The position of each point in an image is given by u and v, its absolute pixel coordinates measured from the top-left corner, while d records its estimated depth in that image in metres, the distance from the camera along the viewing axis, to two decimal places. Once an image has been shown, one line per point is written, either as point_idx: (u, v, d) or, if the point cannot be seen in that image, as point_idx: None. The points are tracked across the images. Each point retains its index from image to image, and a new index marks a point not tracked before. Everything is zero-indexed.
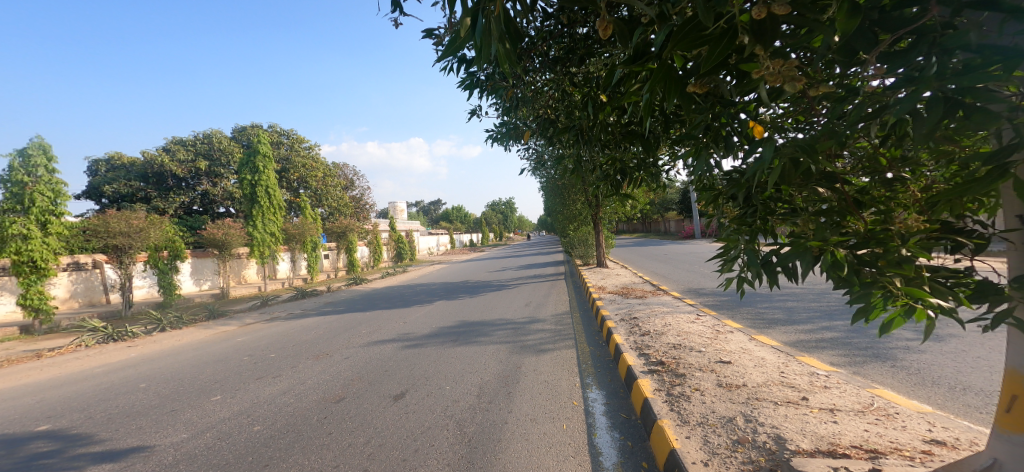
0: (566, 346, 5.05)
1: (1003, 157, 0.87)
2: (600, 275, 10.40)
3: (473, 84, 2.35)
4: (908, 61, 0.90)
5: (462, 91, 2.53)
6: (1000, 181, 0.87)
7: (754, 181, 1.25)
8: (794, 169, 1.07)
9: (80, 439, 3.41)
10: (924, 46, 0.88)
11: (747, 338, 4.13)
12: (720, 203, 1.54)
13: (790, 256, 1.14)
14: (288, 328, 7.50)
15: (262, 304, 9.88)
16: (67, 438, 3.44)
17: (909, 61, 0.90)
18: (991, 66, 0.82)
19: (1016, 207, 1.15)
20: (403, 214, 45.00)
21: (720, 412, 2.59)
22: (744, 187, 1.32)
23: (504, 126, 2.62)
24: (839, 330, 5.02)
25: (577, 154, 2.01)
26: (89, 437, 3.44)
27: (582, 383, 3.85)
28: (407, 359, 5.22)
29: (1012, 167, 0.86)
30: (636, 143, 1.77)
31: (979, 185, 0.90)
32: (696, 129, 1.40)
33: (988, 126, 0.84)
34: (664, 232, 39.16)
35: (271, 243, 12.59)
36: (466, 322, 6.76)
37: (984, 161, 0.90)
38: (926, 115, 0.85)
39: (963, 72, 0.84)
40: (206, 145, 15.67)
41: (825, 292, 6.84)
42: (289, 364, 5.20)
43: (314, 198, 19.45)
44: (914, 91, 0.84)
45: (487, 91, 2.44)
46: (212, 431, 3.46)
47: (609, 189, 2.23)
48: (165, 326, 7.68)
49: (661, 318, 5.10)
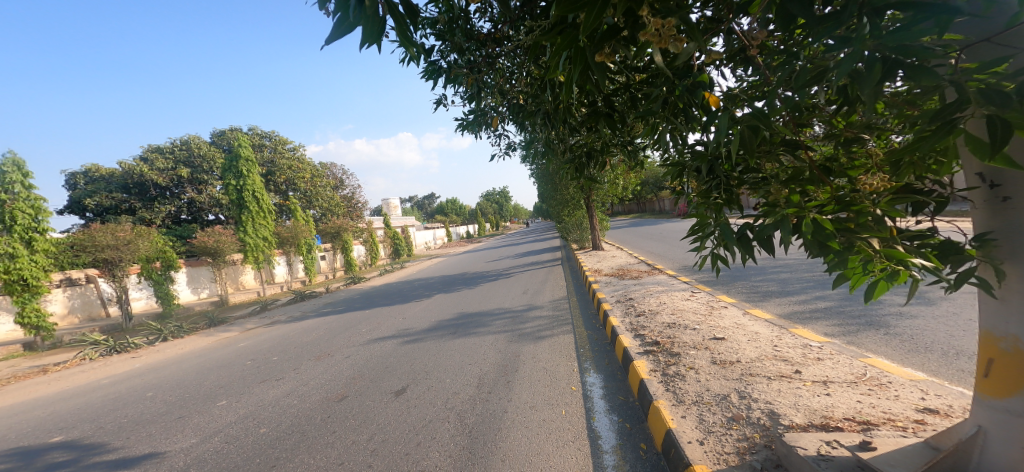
0: (564, 331, 5.06)
1: (950, 114, 0.85)
2: (595, 258, 10.42)
3: (434, 72, 2.29)
4: (840, 25, 0.87)
5: (425, 81, 2.46)
6: (949, 136, 0.86)
7: (715, 153, 1.22)
8: (752, 137, 1.06)
9: (95, 447, 3.41)
10: (852, 7, 0.86)
11: (740, 313, 4.15)
12: (686, 176, 1.49)
13: (768, 227, 1.10)
14: (287, 330, 7.49)
15: (261, 309, 9.86)
16: (83, 447, 3.43)
17: (840, 25, 0.87)
18: (922, 23, 0.80)
19: (973, 163, 1.15)
20: (396, 210, 44.76)
21: (715, 389, 2.58)
22: (706, 160, 1.28)
23: (470, 114, 2.56)
24: (832, 299, 5.06)
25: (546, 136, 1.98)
26: (103, 446, 3.44)
27: (580, 368, 3.84)
28: (407, 354, 5.23)
29: (960, 123, 0.85)
30: (602, 123, 1.74)
31: (930, 142, 0.89)
32: (654, 104, 1.36)
33: (926, 83, 0.83)
34: (658, 212, 39.34)
35: (265, 247, 12.55)
36: (464, 314, 6.76)
37: (931, 120, 0.88)
38: (868, 76, 0.84)
39: (896, 34, 0.82)
40: (185, 152, 15.44)
41: (816, 263, 6.89)
42: (291, 366, 5.20)
43: (304, 200, 19.32)
44: (853, 53, 0.82)
45: (450, 80, 2.38)
46: (220, 435, 3.45)
47: (584, 170, 2.19)
48: (167, 335, 7.65)
49: (655, 297, 5.12)
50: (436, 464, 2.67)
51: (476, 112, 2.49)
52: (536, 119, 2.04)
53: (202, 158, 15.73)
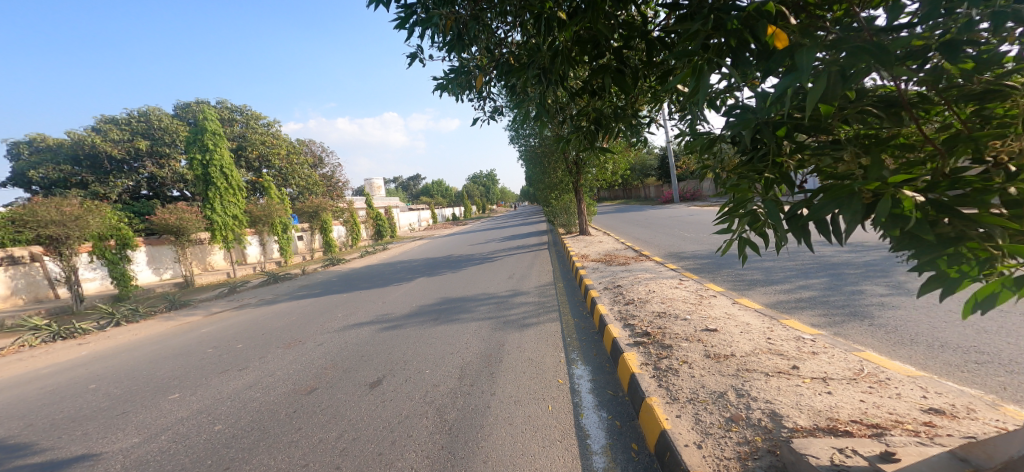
0: (550, 319, 4.92)
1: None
2: (581, 243, 10.31)
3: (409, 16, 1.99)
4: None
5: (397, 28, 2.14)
6: None
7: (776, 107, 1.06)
8: (840, 84, 0.94)
9: (19, 449, 3.09)
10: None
11: (730, 302, 4.08)
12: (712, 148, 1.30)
13: (827, 205, 0.96)
14: (257, 314, 7.14)
15: (230, 291, 9.38)
16: (5, 449, 3.10)
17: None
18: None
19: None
20: (378, 191, 43.70)
21: (711, 386, 2.47)
22: (751, 127, 1.08)
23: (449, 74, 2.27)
24: (817, 289, 5.05)
25: (539, 102, 1.76)
26: (28, 447, 3.11)
27: (567, 359, 3.72)
28: (385, 342, 5.00)
29: None
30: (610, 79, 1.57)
31: None
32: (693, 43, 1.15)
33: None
34: (642, 198, 39.70)
35: (234, 226, 11.97)
36: (447, 299, 6.54)
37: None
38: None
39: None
40: (144, 124, 14.48)
41: (800, 253, 6.94)
42: (257, 354, 4.91)
43: (280, 178, 18.52)
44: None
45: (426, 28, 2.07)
46: (167, 433, 3.18)
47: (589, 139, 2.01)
48: (120, 320, 7.16)
49: (644, 285, 5.00)
50: (409, 465, 2.49)
51: (456, 69, 2.18)
52: (527, 76, 1.80)
53: (163, 131, 14.75)
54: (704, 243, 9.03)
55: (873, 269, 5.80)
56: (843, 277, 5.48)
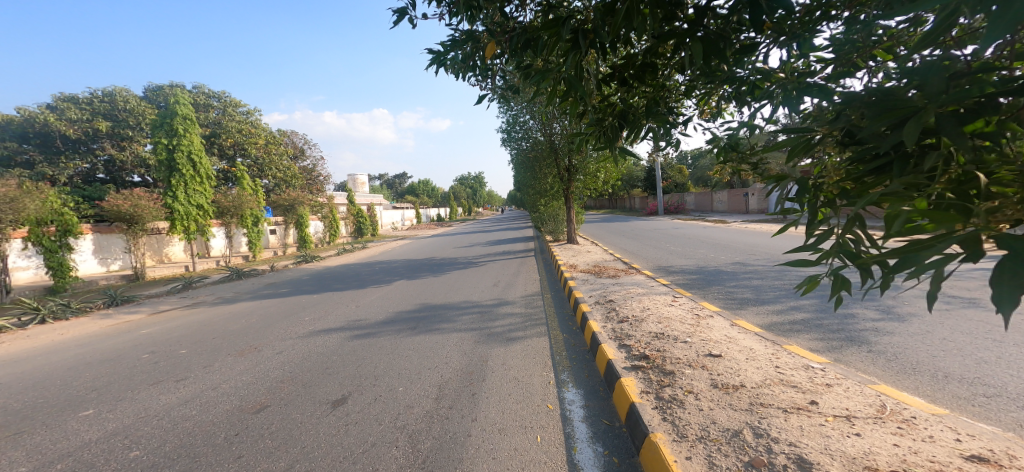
0: (537, 333, 4.64)
1: None
2: (568, 251, 10.08)
3: None
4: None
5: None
6: None
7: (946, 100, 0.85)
8: None
9: None
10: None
11: (728, 324, 3.87)
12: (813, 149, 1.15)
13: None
14: (213, 314, 6.60)
15: (185, 287, 8.65)
16: None
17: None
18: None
19: None
20: (361, 187, 42.62)
21: (722, 423, 2.24)
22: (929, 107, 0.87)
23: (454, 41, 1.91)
24: (810, 312, 4.93)
25: (569, 72, 1.55)
26: None
27: (557, 381, 3.50)
28: (355, 352, 4.59)
29: None
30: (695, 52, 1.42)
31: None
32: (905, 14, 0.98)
33: None
34: (628, 208, 40.21)
35: (198, 217, 11.20)
36: (426, 305, 6.16)
37: None
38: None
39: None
40: (106, 103, 13.54)
41: (792, 275, 6.86)
42: (203, 363, 4.50)
43: (255, 168, 17.66)
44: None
45: None
46: (67, 461, 2.81)
47: (613, 131, 2.01)
48: (46, 317, 6.49)
49: (637, 301, 4.77)
50: None
51: (464, 36, 1.88)
52: (560, 43, 1.61)
53: (128, 112, 13.77)
54: (692, 257, 8.94)
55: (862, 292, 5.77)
56: (833, 299, 5.39)
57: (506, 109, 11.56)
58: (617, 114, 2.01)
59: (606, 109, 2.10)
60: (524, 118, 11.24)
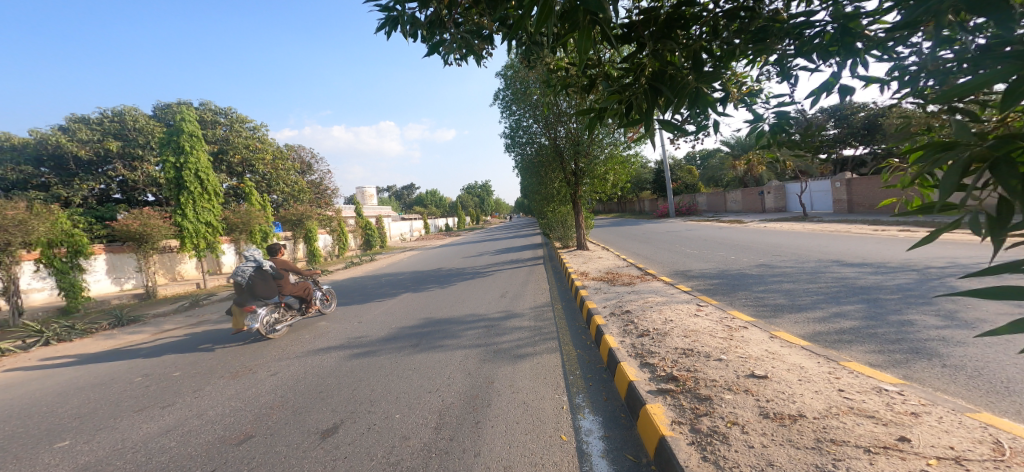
0: (548, 350, 4.19)
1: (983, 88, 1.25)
2: (580, 258, 9.58)
3: None
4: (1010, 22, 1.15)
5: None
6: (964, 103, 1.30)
7: None
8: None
9: None
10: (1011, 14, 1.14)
11: (767, 336, 3.36)
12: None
13: None
14: (211, 334, 6.26)
15: (192, 304, 8.36)
16: None
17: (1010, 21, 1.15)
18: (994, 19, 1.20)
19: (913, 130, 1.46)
20: (371, 200, 42.76)
21: (783, 466, 1.77)
22: None
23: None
24: (857, 318, 4.37)
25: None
26: None
27: (571, 406, 3.05)
28: (352, 373, 4.19)
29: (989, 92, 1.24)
30: None
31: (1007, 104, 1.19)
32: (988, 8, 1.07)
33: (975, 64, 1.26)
34: (639, 213, 39.52)
35: (207, 234, 11.07)
36: (430, 320, 5.75)
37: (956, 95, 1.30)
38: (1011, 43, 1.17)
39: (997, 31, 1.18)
40: (116, 124, 13.71)
41: (829, 278, 6.23)
42: (193, 387, 3.99)
43: (263, 184, 17.68)
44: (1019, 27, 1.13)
45: None
46: None
47: (645, 99, 1.61)
48: (49, 339, 6.17)
49: (658, 311, 4.28)
50: None
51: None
52: None
53: (138, 132, 13.92)
54: (711, 261, 8.36)
55: (910, 294, 5.21)
56: (880, 304, 4.82)
57: (509, 115, 11.28)
58: (654, 75, 1.60)
59: (628, 75, 1.73)
60: (527, 123, 10.92)
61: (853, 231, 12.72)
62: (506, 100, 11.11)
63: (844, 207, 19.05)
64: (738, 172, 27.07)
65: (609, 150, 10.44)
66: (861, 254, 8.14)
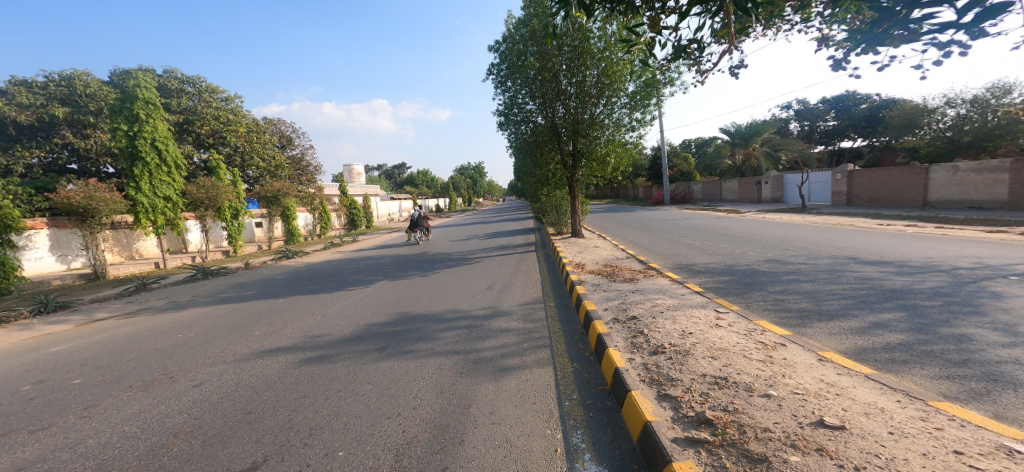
0: (538, 362, 3.46)
1: None
2: (576, 247, 8.87)
3: None
4: None
5: None
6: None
7: None
8: None
9: None
10: None
11: (816, 360, 2.67)
12: None
13: None
14: (146, 326, 5.42)
15: (138, 288, 7.45)
16: None
17: None
18: None
19: None
20: (359, 179, 41.31)
21: None
22: None
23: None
24: (902, 331, 3.68)
25: None
26: None
27: (568, 449, 2.33)
28: (297, 386, 3.44)
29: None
30: None
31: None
32: None
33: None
34: (634, 199, 39.07)
35: (166, 210, 10.09)
36: (404, 316, 5.00)
37: None
38: None
39: None
40: (65, 89, 12.65)
41: (854, 279, 5.58)
42: (88, 403, 3.20)
43: (236, 157, 16.48)
44: None
45: None
46: None
47: None
48: None
49: (671, 319, 3.58)
50: None
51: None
52: None
53: (87, 97, 12.83)
54: (717, 254, 7.70)
55: (950, 300, 4.58)
56: (921, 313, 4.16)
57: (503, 92, 10.32)
58: None
59: None
60: (522, 100, 9.96)
61: (856, 225, 12.17)
62: (501, 75, 10.15)
63: (843, 199, 18.57)
64: (736, 161, 26.41)
65: (612, 131, 9.65)
66: (877, 251, 7.54)
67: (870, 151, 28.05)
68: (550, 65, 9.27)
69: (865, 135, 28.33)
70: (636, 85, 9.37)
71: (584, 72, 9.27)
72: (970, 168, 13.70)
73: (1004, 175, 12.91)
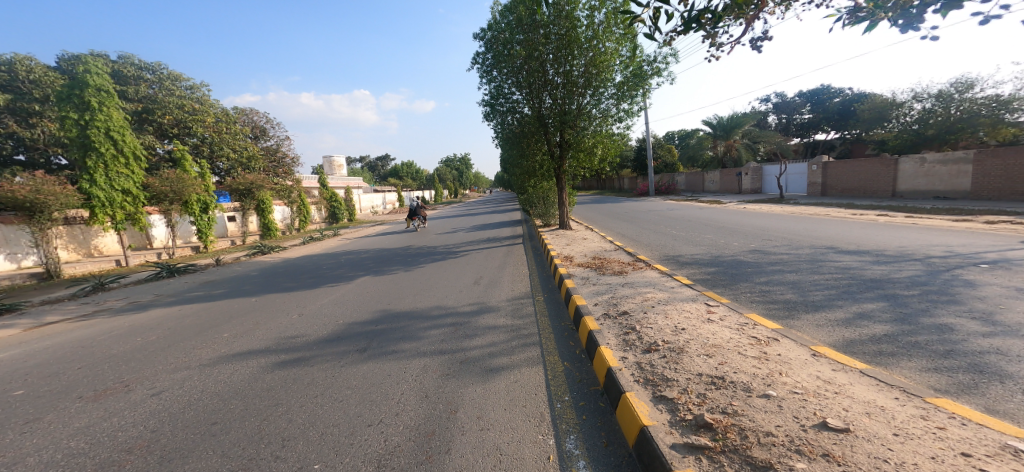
0: (528, 361, 3.34)
1: None
2: (562, 239, 8.78)
3: None
4: None
5: None
6: None
7: None
8: None
9: None
10: None
11: (810, 355, 2.63)
12: None
13: None
14: (104, 330, 5.10)
15: (95, 288, 7.05)
16: None
17: None
18: None
19: None
20: (341, 170, 40.37)
21: None
22: None
23: None
24: (886, 321, 3.70)
25: None
26: None
27: (561, 455, 2.23)
28: (268, 393, 3.24)
29: None
30: None
31: None
32: None
33: None
34: (617, 189, 39.37)
35: (124, 204, 9.55)
36: (387, 313, 4.82)
37: None
38: None
39: None
40: (5, 74, 11.84)
41: (836, 269, 5.63)
42: (27, 421, 3.03)
43: (204, 148, 15.55)
44: None
45: None
46: None
47: None
48: None
49: (662, 314, 3.50)
50: None
51: None
52: None
53: (31, 83, 12.04)
54: (701, 245, 7.72)
55: (930, 289, 4.65)
56: (903, 302, 4.20)
57: (488, 81, 10.08)
58: None
59: None
60: (508, 90, 9.73)
61: (831, 215, 12.44)
62: (486, 65, 9.89)
63: (818, 190, 19.05)
64: (716, 152, 26.80)
65: (599, 122, 9.55)
66: (855, 241, 7.68)
67: (841, 143, 28.91)
68: (536, 54, 9.07)
69: (838, 127, 29.11)
70: (623, 76, 9.27)
71: (572, 61, 9.11)
72: (937, 159, 14.18)
73: (968, 166, 13.40)
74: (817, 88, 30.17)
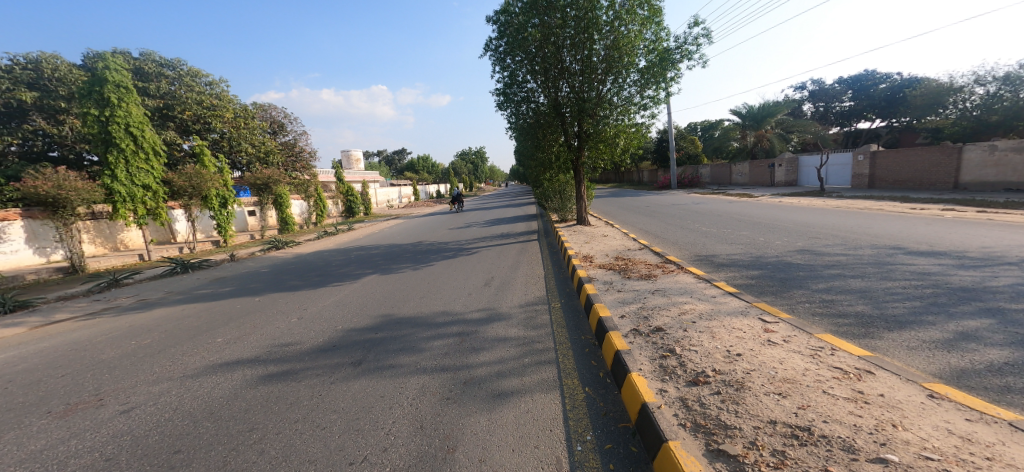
0: (544, 384, 2.77)
1: None
2: (582, 236, 8.15)
3: None
4: None
5: None
6: None
7: None
8: None
9: None
10: None
11: (926, 397, 1.96)
12: None
13: None
14: (101, 331, 4.85)
15: (110, 284, 6.93)
16: None
17: None
18: None
19: None
20: (358, 164, 40.66)
21: None
22: None
23: None
24: (1001, 345, 2.91)
25: None
26: None
27: None
28: (245, 415, 2.80)
29: None
30: None
31: None
32: None
33: None
34: (640, 182, 38.11)
35: (144, 199, 9.50)
36: (389, 318, 4.35)
37: None
38: None
39: None
40: (31, 72, 12.13)
41: (910, 275, 4.78)
42: None
43: (224, 143, 15.85)
44: None
45: None
46: None
47: None
48: None
49: (709, 331, 2.88)
50: None
51: None
52: None
53: (57, 81, 12.34)
54: (740, 244, 6.92)
55: None
56: (1014, 319, 3.37)
57: (502, 69, 9.43)
58: None
59: None
60: (522, 77, 9.08)
61: (884, 209, 11.24)
62: (499, 52, 9.24)
63: (864, 182, 17.58)
64: (745, 143, 25.49)
65: (620, 111, 8.82)
66: (924, 240, 6.70)
67: (887, 132, 26.82)
68: (552, 38, 8.40)
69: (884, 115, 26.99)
70: (647, 61, 8.50)
71: (591, 45, 8.41)
72: (1009, 147, 12.67)
73: None
74: (860, 73, 28.09)
